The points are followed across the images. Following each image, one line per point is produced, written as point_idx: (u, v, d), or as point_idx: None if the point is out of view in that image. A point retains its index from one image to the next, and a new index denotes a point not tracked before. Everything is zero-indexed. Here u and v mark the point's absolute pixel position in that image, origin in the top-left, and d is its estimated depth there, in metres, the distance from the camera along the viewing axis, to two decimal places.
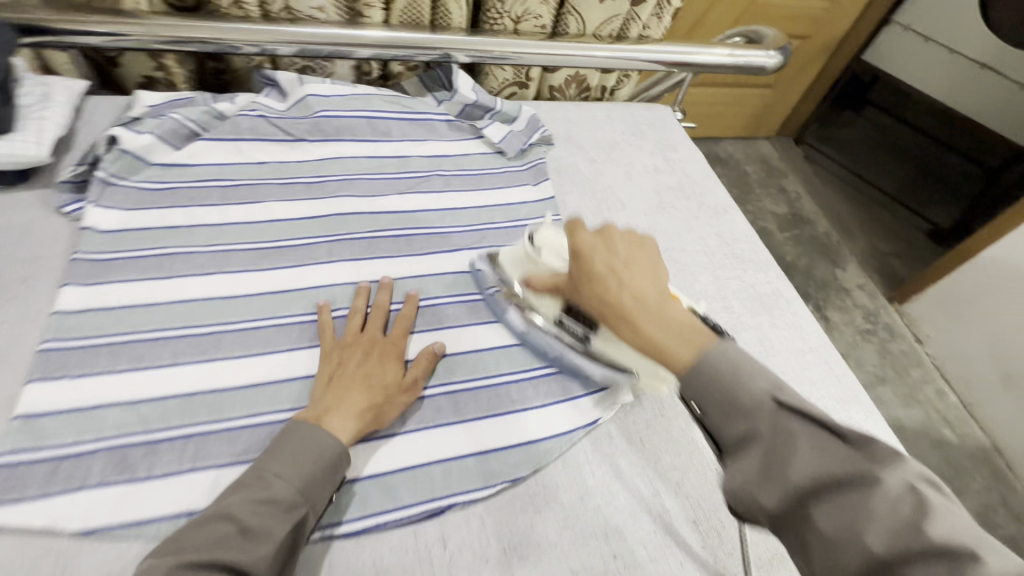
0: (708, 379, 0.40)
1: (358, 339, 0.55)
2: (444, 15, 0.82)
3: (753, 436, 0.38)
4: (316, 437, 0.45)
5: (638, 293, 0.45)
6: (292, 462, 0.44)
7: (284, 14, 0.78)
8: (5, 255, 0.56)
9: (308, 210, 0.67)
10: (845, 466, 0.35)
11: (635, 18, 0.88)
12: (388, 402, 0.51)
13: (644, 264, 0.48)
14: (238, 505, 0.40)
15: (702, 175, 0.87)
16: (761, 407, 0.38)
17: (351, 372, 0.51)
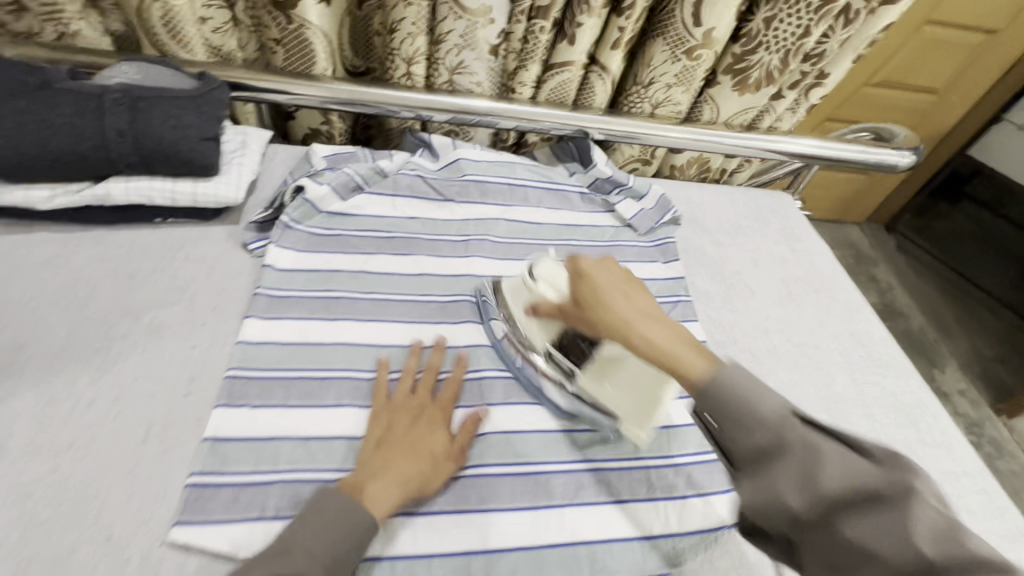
0: (668, 306, 0.47)
1: (407, 403, 0.54)
2: (587, 95, 0.86)
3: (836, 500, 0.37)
4: (356, 508, 0.44)
5: (644, 327, 0.47)
6: (337, 519, 0.43)
7: (443, 85, 0.84)
8: (199, 282, 0.62)
9: (454, 268, 0.71)
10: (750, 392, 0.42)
11: (770, 111, 0.89)
12: (433, 472, 0.50)
13: (666, 322, 0.49)
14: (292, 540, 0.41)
15: (830, 269, 0.85)
16: (829, 476, 0.38)
17: (397, 438, 0.51)
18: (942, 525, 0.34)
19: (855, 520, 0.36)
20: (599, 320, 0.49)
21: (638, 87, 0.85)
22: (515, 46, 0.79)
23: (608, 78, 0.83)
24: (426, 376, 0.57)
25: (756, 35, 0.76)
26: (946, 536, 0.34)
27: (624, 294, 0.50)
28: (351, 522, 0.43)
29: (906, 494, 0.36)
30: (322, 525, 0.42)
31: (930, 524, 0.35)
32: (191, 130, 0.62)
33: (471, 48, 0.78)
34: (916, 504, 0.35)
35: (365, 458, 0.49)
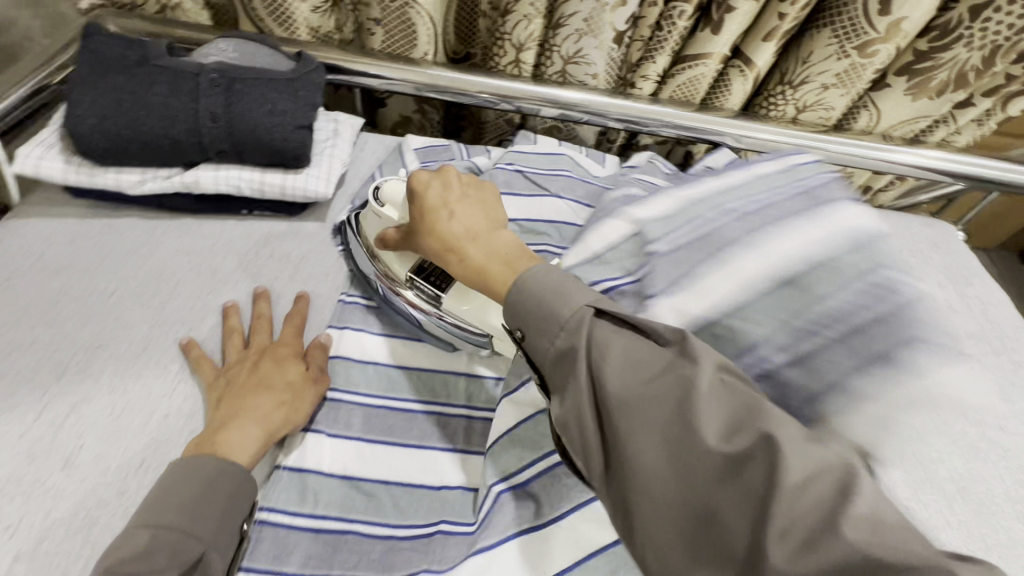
0: (553, 318, 0.40)
1: (244, 358, 0.49)
2: (719, 94, 0.74)
3: (572, 348, 0.39)
4: (218, 466, 0.41)
5: (499, 272, 0.45)
6: (180, 491, 0.39)
7: (553, 76, 0.75)
8: (282, 284, 0.57)
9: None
10: (742, 435, 0.33)
11: (946, 123, 0.74)
12: (299, 411, 0.47)
13: (495, 242, 0.47)
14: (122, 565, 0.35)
15: (1014, 324, 0.68)
16: (574, 316, 0.40)
17: (239, 386, 0.46)
18: (740, 410, 0.34)
19: (629, 388, 0.36)
20: (479, 259, 0.46)
21: (784, 88, 0.72)
22: (644, 33, 0.68)
23: (751, 75, 0.69)
24: (258, 336, 0.51)
25: (953, 29, 0.61)
26: (732, 427, 0.33)
27: (474, 216, 0.49)
28: (220, 482, 0.40)
29: (623, 339, 0.39)
30: (174, 496, 0.39)
31: (710, 399, 0.35)
32: (287, 116, 0.56)
33: (593, 34, 0.67)
34: (618, 345, 0.38)
35: (213, 404, 0.46)
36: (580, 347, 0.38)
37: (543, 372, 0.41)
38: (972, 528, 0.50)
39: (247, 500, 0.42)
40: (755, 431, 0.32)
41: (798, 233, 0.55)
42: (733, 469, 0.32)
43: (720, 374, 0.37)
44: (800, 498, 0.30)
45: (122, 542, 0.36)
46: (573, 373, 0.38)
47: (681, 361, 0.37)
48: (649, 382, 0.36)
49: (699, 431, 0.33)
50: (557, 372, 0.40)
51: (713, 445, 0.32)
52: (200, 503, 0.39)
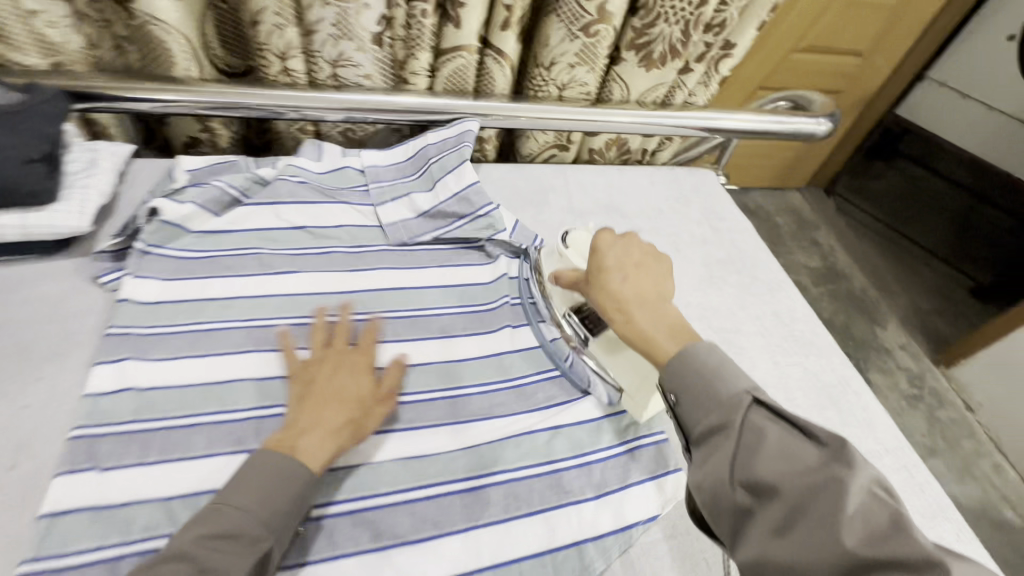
0: (694, 374, 0.46)
1: (325, 357, 0.53)
2: (487, 82, 0.81)
3: (726, 431, 0.43)
4: (291, 465, 0.44)
5: (641, 316, 0.51)
6: (258, 489, 0.43)
7: (327, 80, 0.77)
8: (40, 327, 0.55)
9: (345, 284, 0.64)
10: (806, 464, 0.39)
11: (681, 86, 0.87)
12: (367, 418, 0.51)
13: (662, 308, 0.52)
14: (192, 543, 0.39)
15: (753, 246, 0.82)
16: (738, 404, 0.43)
17: (321, 390, 0.50)
18: (884, 526, 0.35)
19: (772, 461, 0.39)
20: (647, 316, 0.51)
21: (540, 69, 0.80)
22: (398, 33, 0.72)
23: (506, 63, 0.78)
24: (339, 337, 0.56)
25: (653, 7, 0.72)
26: (875, 534, 0.35)
27: (633, 268, 0.55)
28: (289, 484, 0.44)
29: (777, 428, 0.42)
30: (258, 487, 0.43)
31: (865, 510, 0.36)
32: (11, 152, 0.54)
33: (349, 38, 0.71)
34: (773, 434, 0.41)
35: (310, 400, 0.49)
36: (732, 430, 0.42)
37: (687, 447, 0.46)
38: None
39: (304, 508, 0.45)
40: (898, 546, 0.34)
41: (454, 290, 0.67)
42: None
43: (875, 487, 0.37)
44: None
45: (201, 516, 0.41)
46: (720, 449, 0.42)
47: (837, 468, 0.38)
48: (805, 475, 0.38)
49: (839, 532, 0.35)
50: (720, 459, 0.42)
51: (851, 547, 0.34)
52: (269, 499, 0.43)
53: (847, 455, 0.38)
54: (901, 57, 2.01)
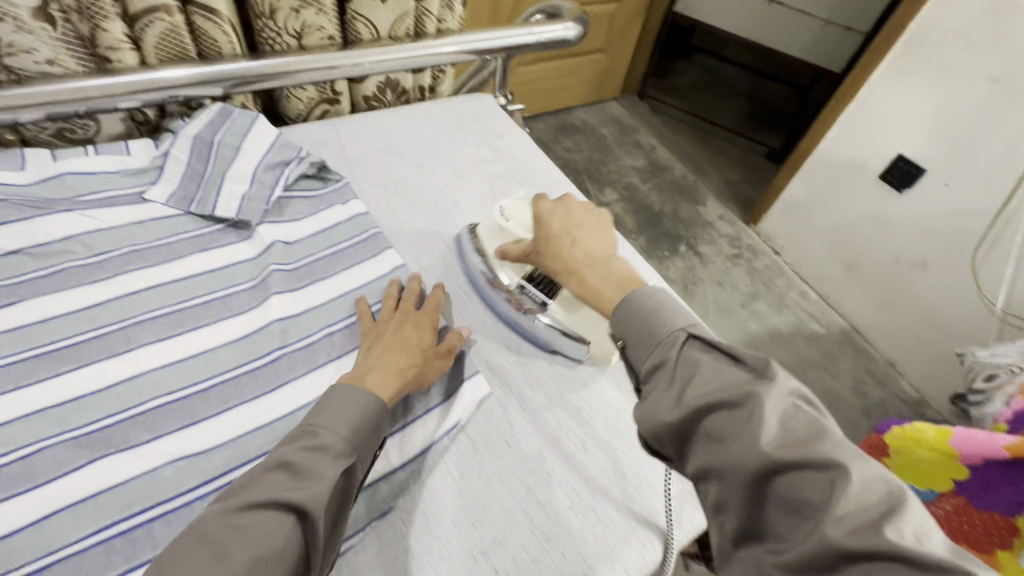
0: (633, 318, 0.48)
1: (392, 316, 0.59)
2: (210, 43, 0.74)
3: (665, 365, 0.44)
4: (355, 393, 0.47)
5: (593, 274, 0.54)
6: (339, 414, 0.46)
7: (0, 74, 0.65)
8: None
9: (88, 299, 0.57)
10: (735, 388, 0.40)
11: (427, 14, 0.87)
12: (426, 363, 0.54)
13: (605, 266, 0.54)
14: (291, 452, 0.43)
15: (531, 156, 0.88)
16: (670, 340, 0.45)
17: (386, 340, 0.55)
18: (802, 431, 0.37)
19: (703, 404, 0.40)
20: (598, 275, 0.53)
21: (264, 19, 0.75)
22: (71, 2, 0.63)
23: (222, 20, 0.72)
24: (409, 298, 0.61)
25: None
26: (794, 441, 0.36)
27: (577, 229, 0.58)
28: (357, 402, 0.47)
29: (712, 357, 0.43)
30: (338, 408, 0.46)
31: (784, 416, 0.38)
32: None
33: (3, 18, 0.60)
34: (708, 367, 0.42)
35: (378, 348, 0.54)
36: (668, 365, 0.44)
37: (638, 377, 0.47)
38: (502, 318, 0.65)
39: (376, 432, 0.48)
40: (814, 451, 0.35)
41: (221, 271, 0.63)
42: (777, 471, 0.36)
43: (795, 400, 0.40)
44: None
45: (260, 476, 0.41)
46: (661, 382, 0.44)
47: (761, 385, 0.39)
48: (724, 399, 0.40)
49: (758, 438, 0.36)
50: (663, 390, 0.43)
51: (769, 450, 0.36)
52: (350, 419, 0.46)
53: (769, 370, 0.40)
54: None
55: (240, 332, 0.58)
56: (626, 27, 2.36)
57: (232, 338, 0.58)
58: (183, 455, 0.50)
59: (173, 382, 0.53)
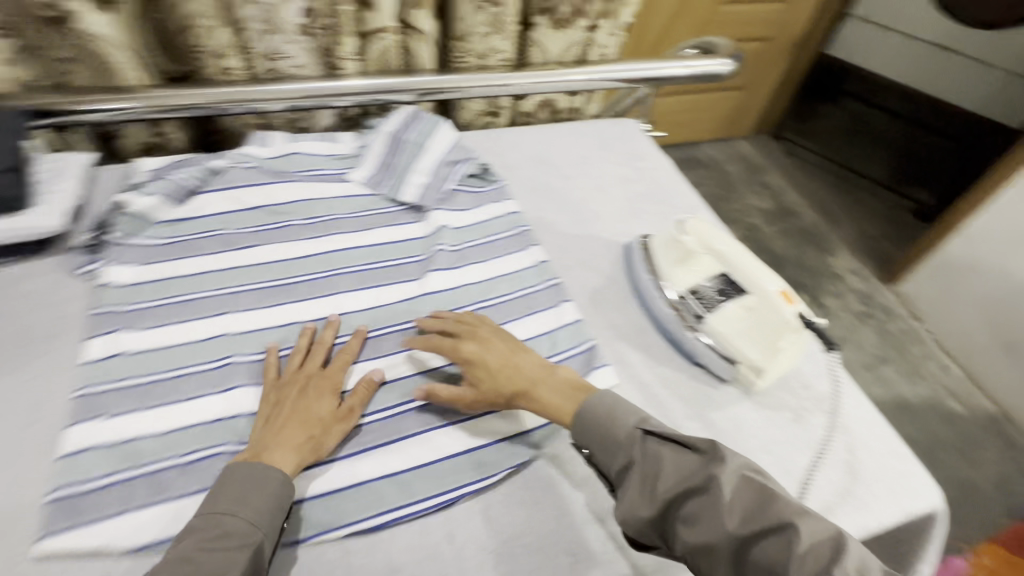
0: (591, 426, 0.52)
1: (501, 338, 0.59)
2: (413, 59, 0.89)
3: (631, 467, 0.48)
4: (253, 481, 0.46)
5: (548, 394, 0.55)
6: (237, 495, 0.46)
7: (264, 73, 0.84)
8: (35, 315, 0.62)
9: (304, 252, 0.72)
10: (751, 491, 0.44)
11: (593, 43, 0.96)
12: (329, 433, 0.52)
13: (553, 381, 0.56)
14: (194, 548, 0.42)
15: (670, 180, 0.92)
16: (631, 441, 0.49)
17: (495, 360, 0.57)
18: (756, 501, 0.44)
19: (677, 494, 0.46)
20: (551, 396, 0.55)
21: (459, 42, 0.88)
22: (325, 22, 0.80)
23: (426, 40, 0.86)
24: (482, 325, 0.60)
25: None
26: (750, 513, 0.43)
27: (507, 352, 0.57)
28: (263, 490, 0.46)
29: (671, 450, 0.48)
30: (238, 494, 0.45)
31: (678, 463, 0.47)
32: None
33: (280, 31, 0.78)
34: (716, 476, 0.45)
35: (274, 423, 0.51)
36: (635, 467, 0.48)
37: (610, 482, 0.51)
38: (633, 321, 0.69)
39: (286, 503, 0.47)
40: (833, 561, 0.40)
41: (400, 243, 0.75)
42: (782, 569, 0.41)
43: (742, 473, 0.45)
44: None
45: (195, 529, 0.44)
46: (632, 487, 0.47)
47: (706, 466, 0.45)
48: (688, 487, 0.45)
49: (722, 522, 0.43)
50: (637, 494, 0.47)
51: (734, 529, 0.43)
52: (249, 501, 0.45)
53: (717, 453, 0.46)
54: None
55: (411, 294, 0.69)
56: (769, 66, 2.32)
57: (404, 299, 0.69)
58: (367, 383, 0.59)
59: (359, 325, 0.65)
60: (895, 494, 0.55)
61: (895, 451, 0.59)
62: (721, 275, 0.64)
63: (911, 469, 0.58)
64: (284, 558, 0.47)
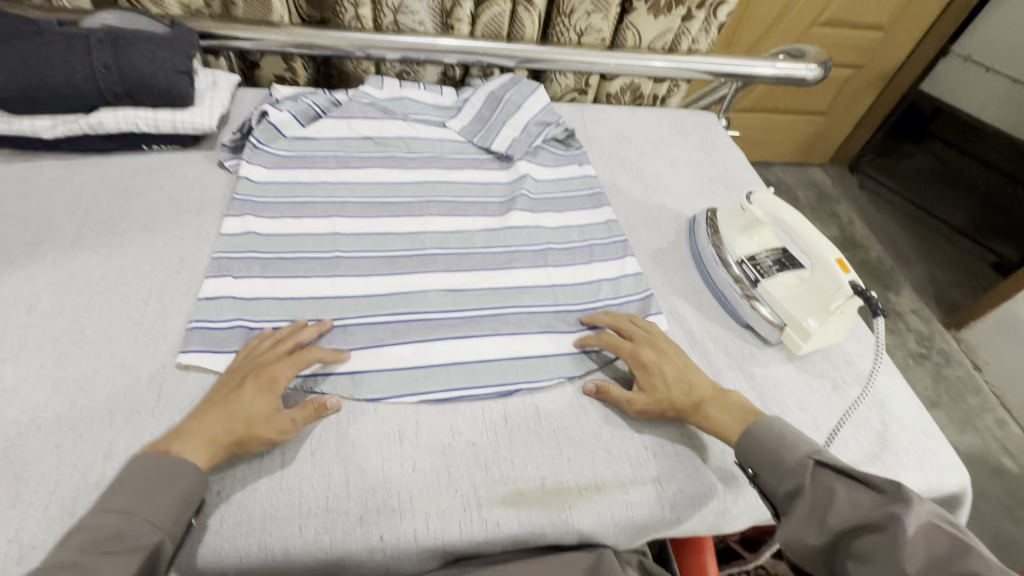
0: (759, 450, 0.53)
1: (672, 351, 0.61)
2: (518, 28, 0.98)
3: (802, 493, 0.49)
4: (166, 473, 0.45)
5: (715, 412, 0.57)
6: (138, 492, 0.44)
7: (388, 25, 0.95)
8: (184, 193, 0.74)
9: (403, 179, 0.81)
10: (920, 532, 0.44)
11: (686, 33, 1.02)
12: (256, 430, 0.49)
13: (723, 403, 0.57)
14: (77, 552, 0.40)
15: (741, 170, 0.96)
16: (803, 469, 0.50)
17: (677, 375, 0.58)
18: (944, 551, 0.43)
19: (850, 528, 0.46)
20: (719, 413, 0.56)
21: (562, 17, 0.96)
22: None
23: (534, 11, 0.95)
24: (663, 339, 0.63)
25: None
26: (936, 562, 0.43)
27: (680, 360, 0.60)
28: (175, 484, 0.44)
29: (846, 486, 0.48)
30: (144, 488, 0.44)
31: (854, 497, 0.47)
32: (166, 64, 0.73)
33: None
34: (860, 504, 0.47)
35: (197, 412, 0.49)
36: (806, 491, 0.49)
37: (775, 505, 0.52)
38: (689, 282, 0.75)
39: (193, 499, 0.46)
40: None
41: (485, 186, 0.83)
42: None
43: (933, 520, 0.45)
44: None
45: (86, 524, 0.42)
46: (799, 511, 0.49)
47: (895, 506, 0.45)
48: (867, 524, 0.46)
49: (903, 565, 0.43)
50: (806, 517, 0.49)
51: (915, 575, 0.43)
52: (155, 501, 0.44)
53: (903, 494, 0.45)
54: (923, 31, 2.08)
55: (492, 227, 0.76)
56: (857, 94, 2.28)
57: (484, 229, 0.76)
58: (448, 288, 0.67)
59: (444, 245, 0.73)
60: (923, 467, 0.58)
61: (927, 432, 0.62)
62: (778, 250, 0.70)
63: (942, 449, 0.60)
64: (363, 406, 0.55)
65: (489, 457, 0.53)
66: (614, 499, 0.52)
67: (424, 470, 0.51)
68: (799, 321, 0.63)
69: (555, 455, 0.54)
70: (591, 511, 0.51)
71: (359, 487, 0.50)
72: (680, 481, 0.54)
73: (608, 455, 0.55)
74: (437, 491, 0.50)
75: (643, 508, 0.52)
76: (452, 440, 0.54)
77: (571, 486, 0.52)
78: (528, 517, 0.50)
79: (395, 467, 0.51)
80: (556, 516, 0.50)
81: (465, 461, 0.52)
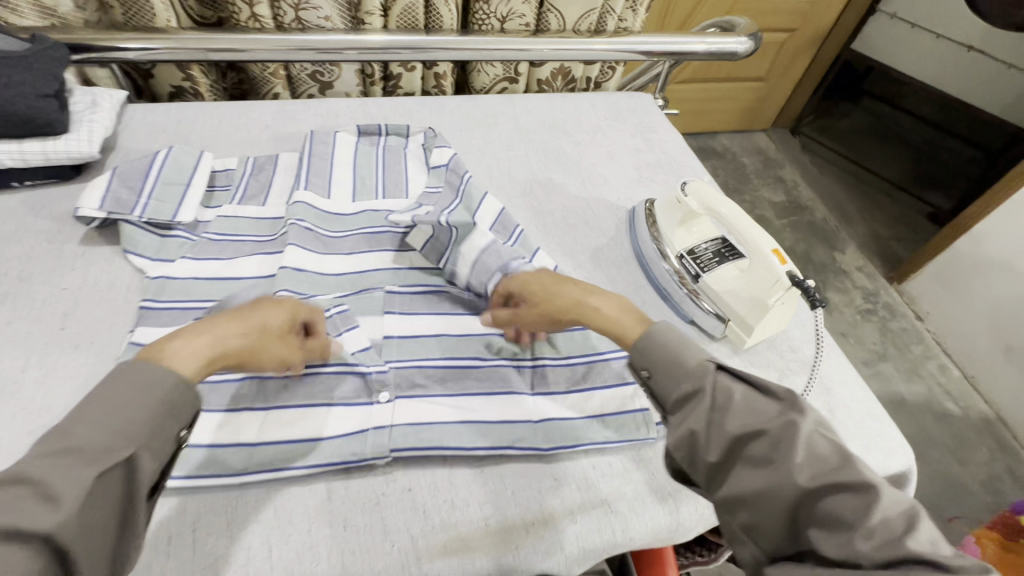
0: (653, 351, 0.47)
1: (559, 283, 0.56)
2: (436, 18, 0.92)
3: (696, 397, 0.44)
4: (150, 375, 0.39)
5: (602, 316, 0.52)
6: (121, 402, 0.37)
7: (292, 24, 0.87)
8: (64, 233, 0.66)
9: (350, 343, 0.58)
10: (768, 416, 0.41)
11: (613, 13, 0.98)
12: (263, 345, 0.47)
13: (613, 307, 0.52)
14: (30, 464, 0.33)
15: (679, 152, 0.94)
16: (700, 368, 0.45)
17: (554, 297, 0.55)
18: (832, 458, 0.39)
19: (740, 435, 0.41)
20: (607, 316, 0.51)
21: (481, 4, 0.91)
22: None
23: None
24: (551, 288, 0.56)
25: None
26: (892, 540, 0.35)
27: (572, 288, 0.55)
28: (150, 397, 0.38)
29: (743, 388, 0.43)
30: (121, 396, 0.37)
31: (813, 445, 0.40)
32: (26, 87, 0.64)
33: None
34: (741, 399, 0.42)
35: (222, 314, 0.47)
36: (705, 394, 0.43)
37: (663, 408, 0.46)
38: (632, 279, 0.72)
39: (178, 419, 0.39)
40: (844, 477, 0.37)
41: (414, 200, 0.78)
42: (816, 498, 0.38)
43: (822, 429, 0.41)
44: (840, 507, 0.37)
45: (53, 434, 0.35)
46: (695, 414, 0.43)
47: (795, 415, 0.40)
48: (833, 482, 0.37)
49: (794, 467, 0.38)
50: (696, 424, 0.43)
51: (868, 552, 0.35)
52: (138, 409, 0.37)
53: (799, 402, 0.41)
54: None
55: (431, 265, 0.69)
56: (793, 58, 2.30)
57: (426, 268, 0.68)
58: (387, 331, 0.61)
59: (399, 351, 0.59)
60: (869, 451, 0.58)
61: (874, 413, 0.61)
62: (718, 239, 0.68)
63: (887, 429, 0.60)
64: None
65: (428, 503, 0.50)
66: (561, 535, 0.49)
67: (356, 527, 0.47)
68: (741, 315, 0.62)
69: (496, 491, 0.51)
70: (539, 548, 0.48)
71: (284, 556, 0.45)
72: (630, 502, 0.52)
73: (556, 483, 0.52)
74: (370, 550, 0.46)
75: (596, 540, 0.50)
76: (387, 488, 0.50)
77: (516, 524, 0.49)
78: (472, 564, 0.47)
79: (324, 530, 0.47)
80: (502, 560, 0.47)
81: (401, 512, 0.49)
